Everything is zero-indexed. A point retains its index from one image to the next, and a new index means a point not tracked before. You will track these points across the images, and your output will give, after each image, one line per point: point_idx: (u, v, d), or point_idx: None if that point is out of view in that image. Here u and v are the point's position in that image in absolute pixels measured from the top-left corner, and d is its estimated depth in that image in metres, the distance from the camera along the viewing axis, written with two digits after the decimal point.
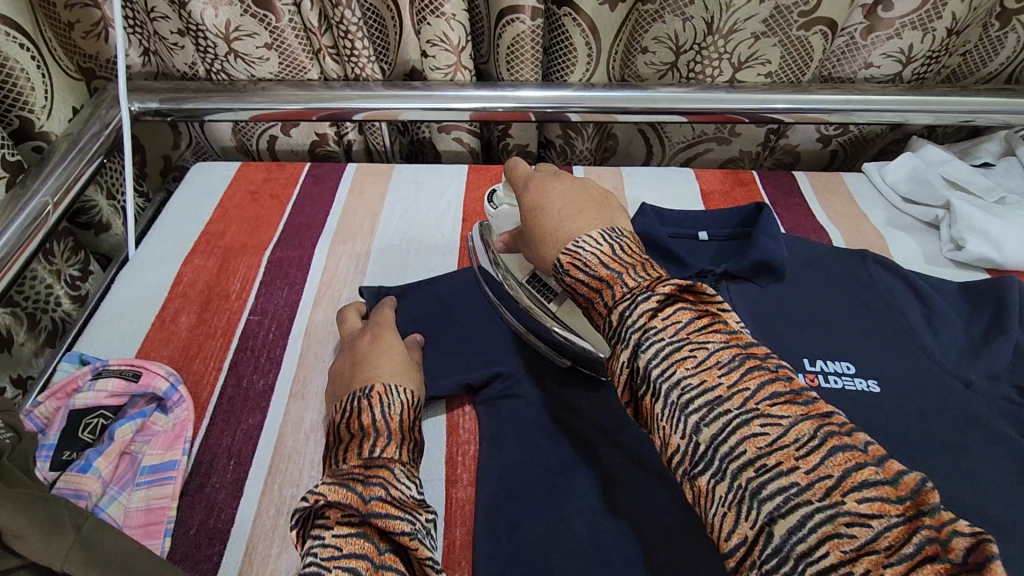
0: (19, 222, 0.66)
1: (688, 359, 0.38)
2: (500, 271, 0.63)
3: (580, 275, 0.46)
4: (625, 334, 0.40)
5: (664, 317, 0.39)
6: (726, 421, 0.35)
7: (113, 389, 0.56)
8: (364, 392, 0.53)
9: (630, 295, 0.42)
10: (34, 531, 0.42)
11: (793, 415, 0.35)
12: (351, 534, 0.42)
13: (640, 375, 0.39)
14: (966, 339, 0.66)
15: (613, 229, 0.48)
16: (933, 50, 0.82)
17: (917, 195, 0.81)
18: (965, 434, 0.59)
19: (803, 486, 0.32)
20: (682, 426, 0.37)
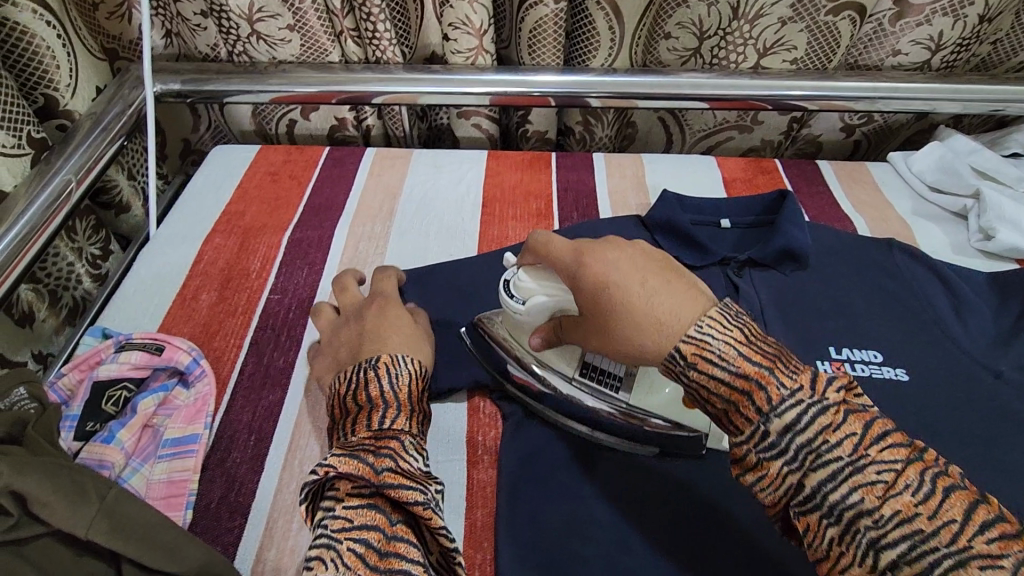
0: (43, 199, 0.67)
1: (870, 480, 0.35)
2: (544, 369, 0.56)
3: (716, 372, 0.40)
4: (788, 446, 0.37)
5: (839, 430, 0.36)
6: (905, 523, 0.34)
7: (136, 362, 0.56)
8: (368, 364, 0.50)
9: (794, 403, 0.37)
10: (58, 499, 0.42)
11: (917, 471, 0.35)
12: (363, 505, 0.42)
13: (812, 496, 0.36)
14: (996, 330, 0.65)
15: (728, 305, 0.42)
16: (963, 38, 0.81)
17: (946, 185, 0.79)
18: (995, 426, 0.58)
19: (955, 546, 0.33)
20: (862, 553, 0.34)
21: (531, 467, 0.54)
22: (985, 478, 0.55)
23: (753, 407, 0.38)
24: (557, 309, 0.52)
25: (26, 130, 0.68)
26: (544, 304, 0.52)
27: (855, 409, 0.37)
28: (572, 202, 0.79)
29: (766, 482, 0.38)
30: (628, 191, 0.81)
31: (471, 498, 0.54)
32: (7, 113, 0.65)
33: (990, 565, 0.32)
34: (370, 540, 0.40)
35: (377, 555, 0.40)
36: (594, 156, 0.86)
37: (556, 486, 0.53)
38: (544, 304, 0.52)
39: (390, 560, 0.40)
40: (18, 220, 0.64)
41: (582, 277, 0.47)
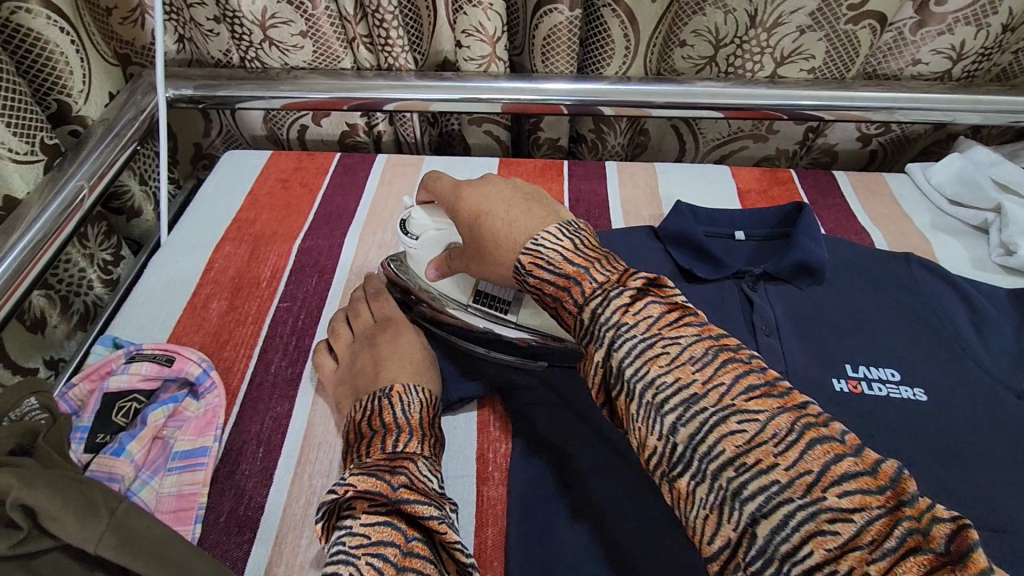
0: (56, 205, 0.67)
1: (657, 352, 0.40)
2: (443, 300, 0.62)
3: (545, 275, 0.47)
4: (596, 330, 0.43)
5: (635, 312, 0.42)
6: (684, 387, 0.39)
7: (147, 372, 0.56)
8: (383, 393, 0.52)
9: (601, 293, 0.44)
10: (68, 514, 0.41)
11: (703, 346, 0.40)
12: (378, 521, 0.41)
13: (615, 374, 0.42)
14: (1018, 348, 0.63)
15: (569, 223, 0.49)
16: (986, 47, 0.79)
17: (966, 198, 0.78)
18: (1019, 448, 0.57)
19: (720, 404, 0.38)
20: (652, 421, 0.39)
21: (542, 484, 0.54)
22: (1008, 502, 0.54)
23: (572, 300, 0.45)
24: (444, 241, 0.59)
25: (39, 136, 0.68)
26: (433, 237, 0.59)
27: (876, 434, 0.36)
28: (584, 212, 0.79)
29: (588, 367, 0.44)
30: (641, 201, 0.81)
31: (481, 514, 0.53)
32: (20, 119, 0.65)
33: (746, 419, 0.37)
34: (386, 555, 0.40)
35: (393, 571, 0.39)
36: (607, 165, 0.85)
37: (567, 504, 0.52)
38: (433, 237, 0.59)
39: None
40: (31, 227, 0.64)
41: (461, 208, 0.55)
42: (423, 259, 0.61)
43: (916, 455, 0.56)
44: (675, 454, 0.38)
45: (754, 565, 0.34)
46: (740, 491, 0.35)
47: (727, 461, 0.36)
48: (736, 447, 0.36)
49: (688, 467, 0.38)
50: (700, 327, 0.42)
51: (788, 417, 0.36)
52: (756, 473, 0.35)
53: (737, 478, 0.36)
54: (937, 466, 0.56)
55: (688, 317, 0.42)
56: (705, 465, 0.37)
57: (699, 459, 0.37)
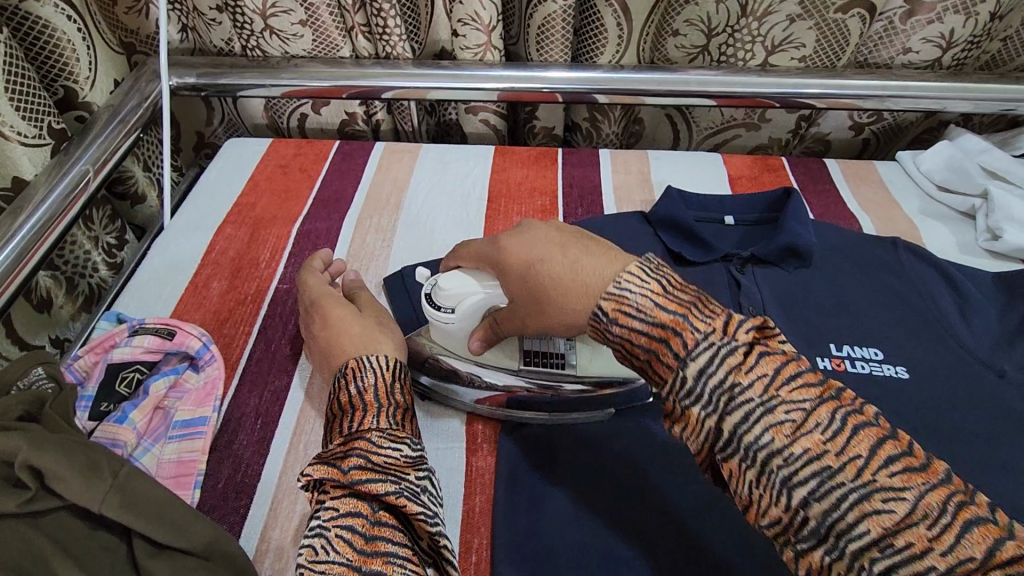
0: (62, 187, 0.69)
1: (780, 420, 0.36)
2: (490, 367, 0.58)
3: (635, 323, 0.41)
4: (702, 389, 0.38)
5: (749, 370, 0.37)
6: (815, 460, 0.34)
7: (149, 345, 0.58)
8: (339, 373, 0.50)
9: (707, 345, 0.38)
10: (74, 474, 0.44)
11: (828, 410, 0.36)
12: (346, 496, 0.43)
13: (730, 440, 0.37)
14: (1001, 329, 0.64)
15: (646, 259, 0.44)
16: (974, 35, 0.80)
17: (954, 184, 0.79)
18: (998, 424, 0.58)
19: (859, 480, 0.33)
20: (777, 493, 0.35)
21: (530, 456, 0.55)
22: (985, 476, 0.55)
23: (671, 353, 0.39)
24: (484, 308, 0.56)
25: (46, 121, 0.70)
26: (474, 304, 0.55)
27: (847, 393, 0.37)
28: (577, 198, 0.80)
29: (689, 431, 0.38)
30: (634, 188, 0.82)
31: (470, 484, 0.55)
32: (28, 104, 0.67)
33: (890, 496, 0.33)
34: (355, 526, 0.42)
35: (362, 540, 0.41)
36: (600, 153, 0.87)
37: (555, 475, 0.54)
38: (473, 304, 0.55)
39: (375, 544, 0.41)
40: (38, 208, 0.66)
41: (506, 260, 0.51)
42: (462, 330, 0.57)
43: (896, 430, 0.58)
44: (785, 513, 0.35)
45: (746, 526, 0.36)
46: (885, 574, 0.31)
47: (871, 541, 0.32)
48: (883, 527, 0.32)
49: (821, 543, 0.34)
50: (820, 385, 0.37)
51: (937, 495, 0.32)
52: (906, 556, 0.31)
53: (882, 560, 0.32)
54: (917, 440, 0.57)
55: (806, 373, 0.37)
56: (843, 543, 0.33)
57: (836, 536, 0.33)
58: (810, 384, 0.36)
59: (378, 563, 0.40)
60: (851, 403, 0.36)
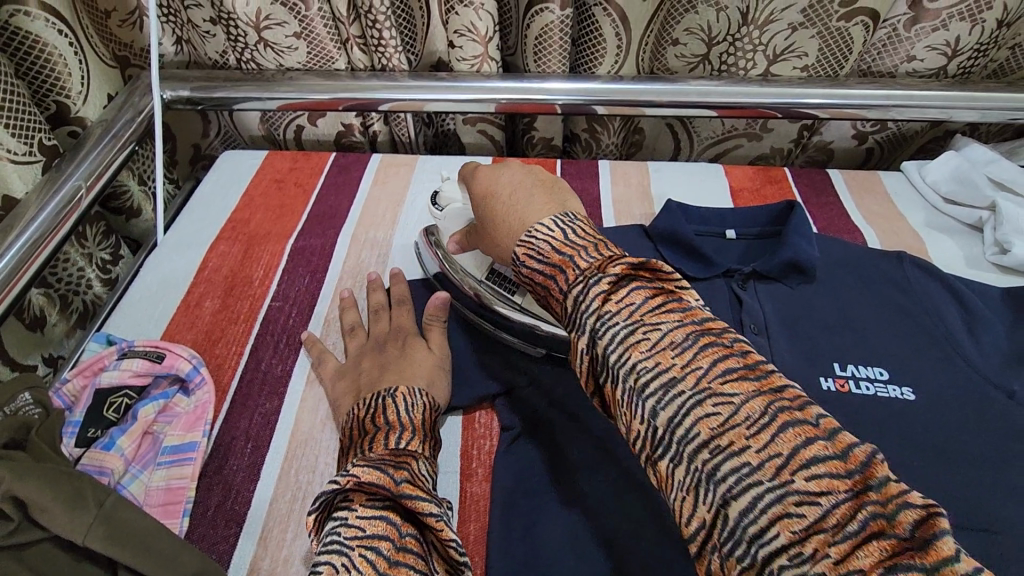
0: (53, 205, 0.68)
1: (638, 339, 0.37)
2: (457, 272, 0.64)
3: (535, 265, 0.45)
4: (576, 316, 0.40)
5: (617, 300, 0.39)
6: (663, 373, 0.36)
7: (138, 369, 0.57)
8: (386, 392, 0.52)
9: (581, 279, 0.41)
10: (58, 505, 0.43)
11: (684, 332, 0.37)
12: (375, 515, 0.41)
13: (601, 363, 0.39)
14: (1010, 348, 0.63)
15: (566, 213, 0.47)
16: (981, 43, 0.79)
17: (961, 196, 0.77)
18: (1008, 448, 0.56)
19: (696, 388, 0.35)
20: (635, 407, 0.37)
21: (526, 481, 0.54)
22: (996, 504, 0.53)
23: (558, 288, 0.43)
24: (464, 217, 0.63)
25: (38, 137, 0.69)
26: (456, 210, 0.64)
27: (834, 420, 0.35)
28: None
29: (574, 357, 0.41)
30: (633, 200, 0.81)
31: (464, 511, 0.54)
32: (18, 120, 0.66)
33: (721, 401, 0.35)
34: (380, 549, 0.39)
35: (386, 563, 0.38)
36: (599, 164, 0.86)
37: (551, 501, 0.53)
38: (455, 211, 0.64)
39: (399, 570, 0.38)
40: (29, 226, 0.66)
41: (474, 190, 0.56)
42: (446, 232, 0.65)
43: (902, 455, 0.56)
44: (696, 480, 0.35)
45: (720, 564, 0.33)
46: (715, 475, 0.33)
47: (702, 444, 0.34)
48: (711, 430, 0.34)
49: (668, 452, 0.35)
50: (682, 312, 0.39)
51: (761, 401, 0.34)
52: (732, 456, 0.33)
53: (711, 460, 0.33)
54: (925, 466, 0.55)
55: (671, 301, 0.39)
56: (682, 447, 0.35)
57: (678, 442, 0.35)
58: (669, 307, 0.38)
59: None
60: (713, 330, 0.38)
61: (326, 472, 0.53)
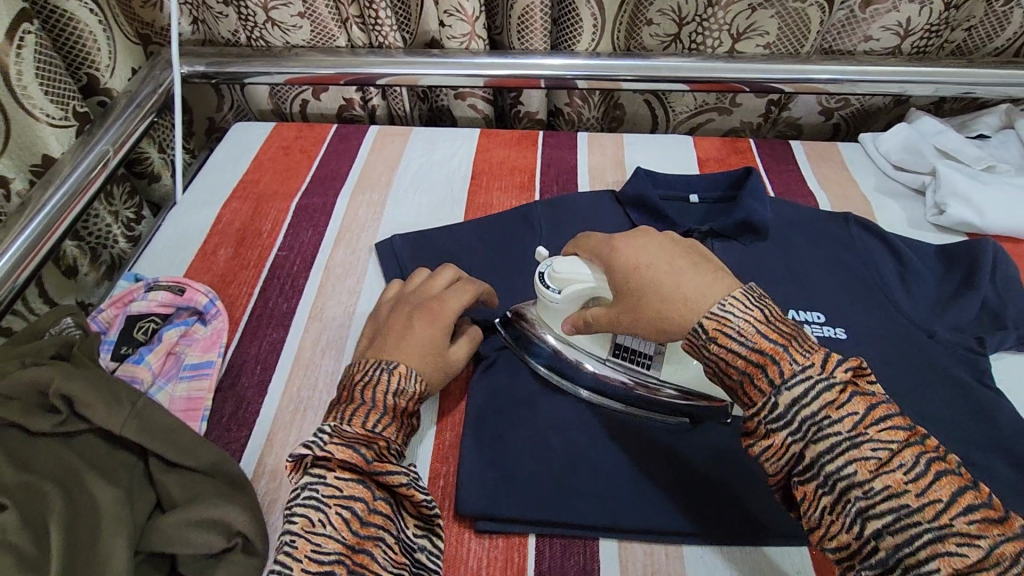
0: (85, 163, 0.76)
1: (866, 455, 0.39)
2: (573, 353, 0.58)
3: (734, 346, 0.43)
4: (792, 418, 0.41)
5: (841, 408, 0.40)
6: (895, 497, 0.37)
7: (163, 299, 0.66)
8: (386, 367, 0.54)
9: (805, 377, 0.41)
10: (98, 402, 0.51)
11: (913, 452, 0.39)
12: (351, 479, 0.47)
13: (812, 467, 0.40)
14: (938, 295, 0.70)
15: (753, 287, 0.46)
16: (931, 23, 0.85)
17: (908, 163, 0.84)
18: (924, 379, 0.63)
19: (937, 522, 0.36)
20: (853, 521, 0.38)
21: (495, 398, 0.60)
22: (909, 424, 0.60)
23: (767, 379, 0.42)
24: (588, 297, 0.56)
25: (72, 104, 0.78)
26: (581, 290, 0.55)
27: (856, 394, 0.40)
28: (553, 177, 0.86)
29: (773, 451, 0.42)
30: (607, 167, 0.88)
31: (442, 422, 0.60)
32: (56, 88, 0.75)
33: (968, 543, 0.36)
34: (355, 509, 0.45)
35: (359, 523, 0.45)
36: (579, 136, 0.93)
37: (515, 414, 0.59)
38: (582, 291, 0.55)
39: (369, 529, 0.45)
40: (64, 182, 0.74)
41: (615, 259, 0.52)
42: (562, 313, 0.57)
43: None
44: (874, 555, 0.38)
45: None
46: None
47: None
48: (954, 568, 0.35)
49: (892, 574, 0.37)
50: (908, 428, 0.40)
51: (1011, 547, 0.36)
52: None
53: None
54: None
55: (896, 414, 0.40)
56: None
57: (906, 569, 0.37)
58: (899, 427, 0.39)
59: (368, 545, 0.45)
60: (938, 450, 0.39)
61: (324, 388, 0.61)
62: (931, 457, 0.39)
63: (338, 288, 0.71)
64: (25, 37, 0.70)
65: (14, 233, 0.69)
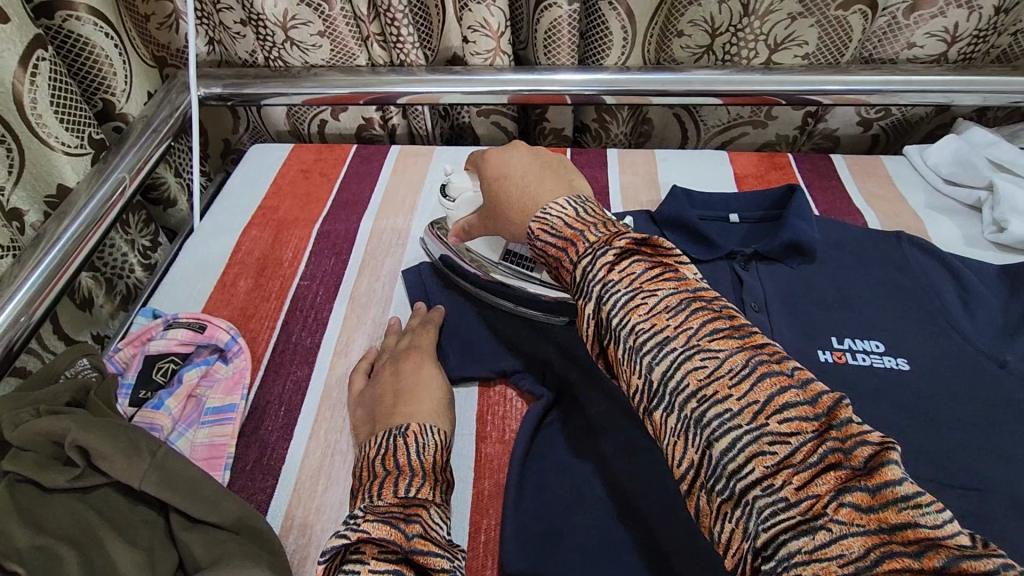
0: (102, 192, 0.73)
1: (636, 302, 0.39)
2: (471, 257, 0.66)
3: (548, 239, 0.47)
4: (585, 285, 0.42)
5: (620, 269, 0.41)
6: (658, 332, 0.38)
7: (183, 338, 0.63)
8: (398, 430, 0.49)
9: (590, 251, 0.43)
10: (117, 454, 0.48)
11: (678, 296, 0.39)
12: (388, 571, 0.39)
13: (603, 325, 0.41)
14: (1005, 320, 0.65)
15: (579, 195, 0.49)
16: (979, 29, 0.81)
17: (961, 178, 0.79)
18: (997, 412, 0.58)
19: (687, 345, 0.37)
20: (632, 362, 0.39)
21: (536, 441, 0.56)
22: (985, 464, 0.55)
23: (569, 260, 0.44)
24: (473, 206, 0.63)
25: (88, 132, 0.76)
26: (468, 199, 0.63)
27: (634, 255, 0.41)
28: None
29: (580, 321, 0.43)
30: (640, 187, 0.84)
31: (479, 467, 0.56)
32: (71, 116, 0.73)
33: (709, 357, 0.36)
34: None
35: None
36: (608, 153, 0.89)
37: (557, 457, 0.55)
38: (467, 199, 0.63)
39: None
40: (79, 214, 0.71)
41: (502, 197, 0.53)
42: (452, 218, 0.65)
43: (901, 424, 0.58)
44: (652, 390, 0.38)
45: (658, 411, 0.38)
46: (700, 418, 0.35)
47: (690, 394, 0.36)
48: (699, 382, 0.36)
49: (662, 403, 0.37)
50: (678, 280, 0.40)
51: (745, 355, 0.36)
52: (715, 404, 0.35)
53: (699, 408, 0.35)
54: (914, 432, 0.57)
55: (668, 270, 0.41)
56: (674, 398, 0.37)
57: (669, 394, 0.37)
58: (666, 275, 0.40)
59: None
60: (704, 294, 0.40)
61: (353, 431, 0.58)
62: (692, 297, 0.39)
63: (364, 321, 0.67)
64: (40, 64, 0.67)
65: (27, 268, 0.66)
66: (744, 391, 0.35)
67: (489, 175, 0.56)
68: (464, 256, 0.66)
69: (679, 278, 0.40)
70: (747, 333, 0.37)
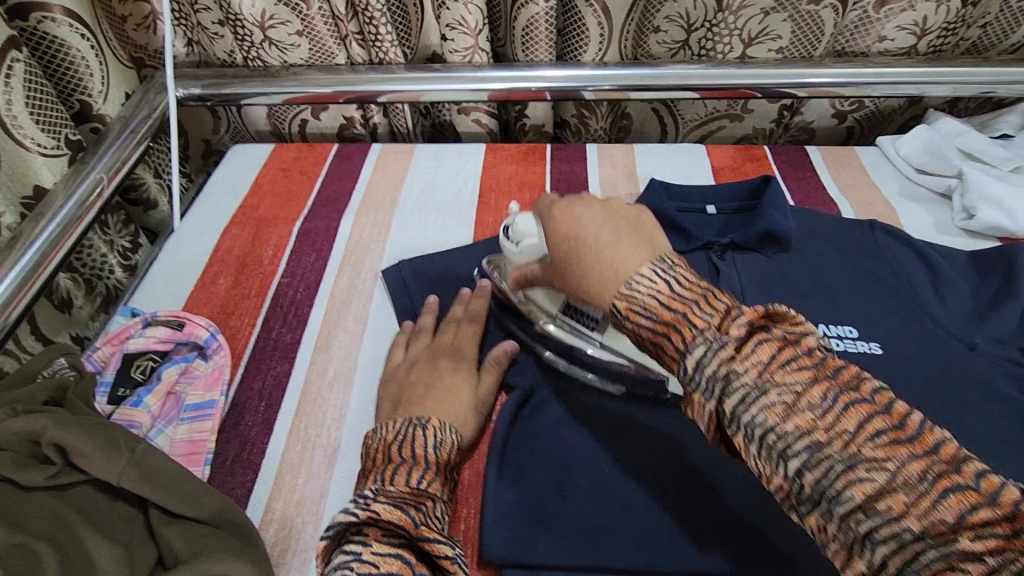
0: (79, 192, 0.73)
1: (773, 400, 0.35)
2: (529, 304, 0.61)
3: (641, 320, 0.41)
4: (698, 374, 0.37)
5: (740, 355, 0.37)
6: (807, 435, 0.34)
7: (162, 335, 0.63)
8: (419, 421, 0.50)
9: (701, 338, 0.38)
10: (95, 450, 0.48)
11: (822, 387, 0.35)
12: (390, 552, 0.41)
13: (725, 416, 0.36)
14: (974, 305, 0.66)
15: (664, 257, 0.43)
16: (947, 22, 0.83)
17: (932, 166, 0.81)
18: (967, 394, 0.59)
19: (847, 452, 0.33)
20: (773, 464, 0.34)
21: (514, 430, 0.57)
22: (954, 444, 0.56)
23: (672, 346, 0.39)
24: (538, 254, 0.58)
25: (63, 133, 0.75)
26: (534, 245, 0.59)
27: (759, 341, 0.37)
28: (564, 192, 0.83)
29: (693, 412, 0.38)
30: (619, 180, 0.85)
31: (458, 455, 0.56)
32: (46, 117, 0.72)
33: (875, 467, 0.32)
34: None
35: None
36: (588, 148, 0.90)
37: (535, 446, 0.55)
38: (533, 247, 0.59)
39: None
40: (55, 215, 0.71)
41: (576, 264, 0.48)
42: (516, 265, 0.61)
43: None
44: (802, 493, 0.34)
45: (811, 518, 0.33)
46: (870, 533, 0.31)
47: (856, 507, 0.32)
48: (866, 494, 0.32)
49: (819, 512, 0.33)
50: (815, 366, 0.36)
51: (918, 462, 0.32)
52: (887, 520, 0.31)
53: (867, 522, 0.31)
54: None
55: (801, 354, 0.37)
56: (834, 508, 0.32)
57: (827, 502, 0.33)
58: (804, 363, 0.36)
59: None
60: (848, 381, 0.36)
61: (333, 425, 0.58)
62: (840, 390, 0.35)
63: (345, 317, 0.68)
64: (13, 64, 0.67)
65: (4, 269, 0.66)
66: (924, 506, 0.31)
67: (556, 237, 0.50)
68: (522, 301, 0.61)
69: (819, 365, 0.36)
70: (913, 432, 0.33)
